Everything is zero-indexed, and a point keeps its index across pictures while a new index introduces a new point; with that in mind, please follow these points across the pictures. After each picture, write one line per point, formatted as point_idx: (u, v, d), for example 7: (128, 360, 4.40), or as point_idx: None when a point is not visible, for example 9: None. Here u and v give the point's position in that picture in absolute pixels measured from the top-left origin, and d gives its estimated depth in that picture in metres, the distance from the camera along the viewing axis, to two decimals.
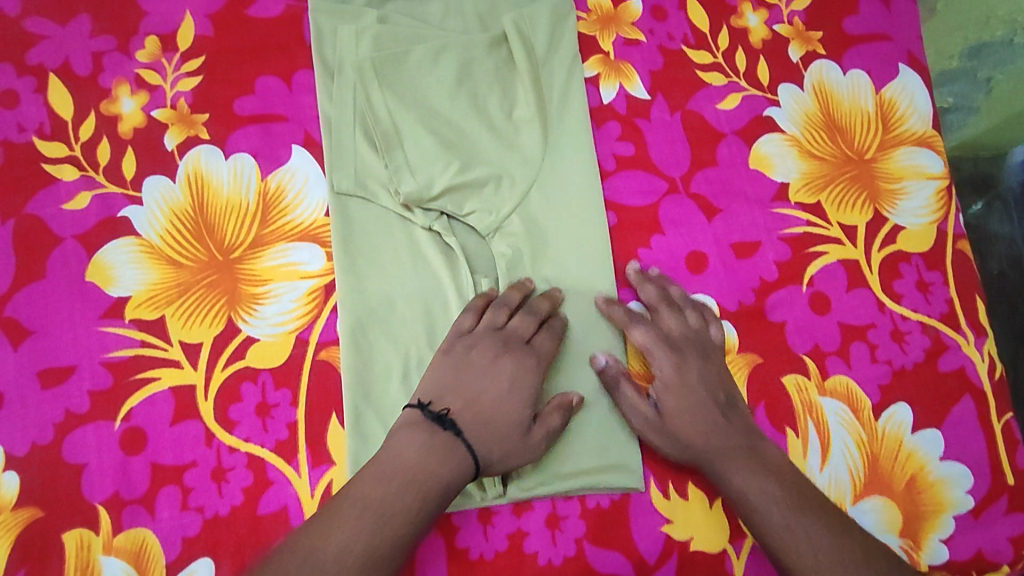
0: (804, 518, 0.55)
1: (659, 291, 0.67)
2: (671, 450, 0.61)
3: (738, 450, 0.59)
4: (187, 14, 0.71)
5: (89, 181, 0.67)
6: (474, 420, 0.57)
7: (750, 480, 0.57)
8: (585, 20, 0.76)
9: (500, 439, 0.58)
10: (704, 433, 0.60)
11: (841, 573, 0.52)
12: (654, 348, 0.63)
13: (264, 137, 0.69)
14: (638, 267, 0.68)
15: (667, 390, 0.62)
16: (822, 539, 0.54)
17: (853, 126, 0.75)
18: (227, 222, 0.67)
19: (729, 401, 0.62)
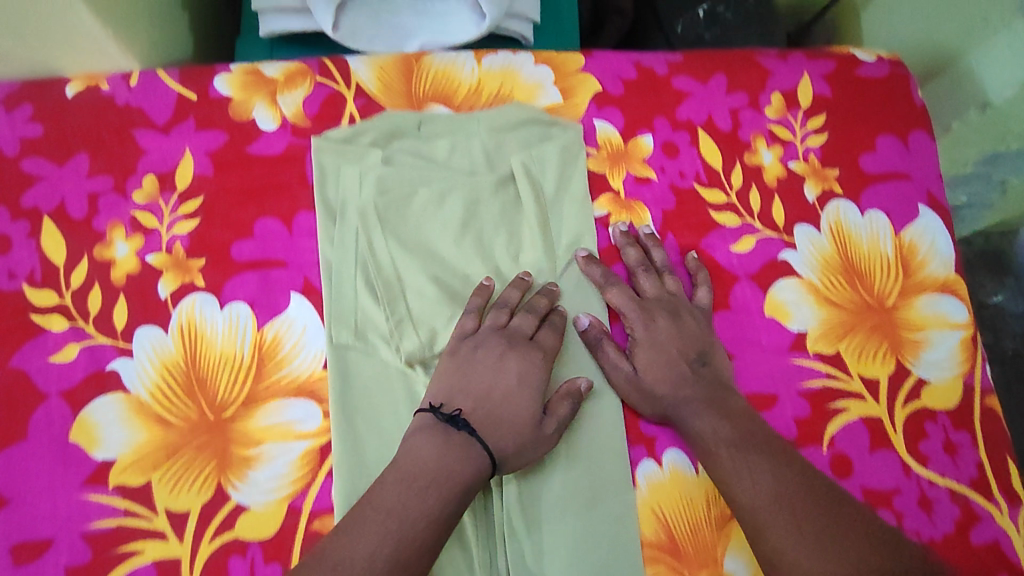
0: (750, 456, 0.59)
1: (640, 255, 0.70)
2: (648, 410, 0.64)
3: (700, 399, 0.63)
4: (186, 150, 0.69)
5: (78, 331, 0.64)
6: (483, 413, 0.59)
7: (708, 423, 0.61)
8: (595, 156, 0.74)
9: (514, 431, 0.59)
10: (674, 382, 0.64)
11: (780, 501, 0.56)
12: (628, 309, 0.67)
13: (262, 285, 0.66)
14: (621, 230, 0.71)
15: (641, 348, 0.65)
16: (769, 482, 0.57)
17: (872, 271, 0.73)
18: (220, 375, 0.64)
19: (703, 356, 0.65)
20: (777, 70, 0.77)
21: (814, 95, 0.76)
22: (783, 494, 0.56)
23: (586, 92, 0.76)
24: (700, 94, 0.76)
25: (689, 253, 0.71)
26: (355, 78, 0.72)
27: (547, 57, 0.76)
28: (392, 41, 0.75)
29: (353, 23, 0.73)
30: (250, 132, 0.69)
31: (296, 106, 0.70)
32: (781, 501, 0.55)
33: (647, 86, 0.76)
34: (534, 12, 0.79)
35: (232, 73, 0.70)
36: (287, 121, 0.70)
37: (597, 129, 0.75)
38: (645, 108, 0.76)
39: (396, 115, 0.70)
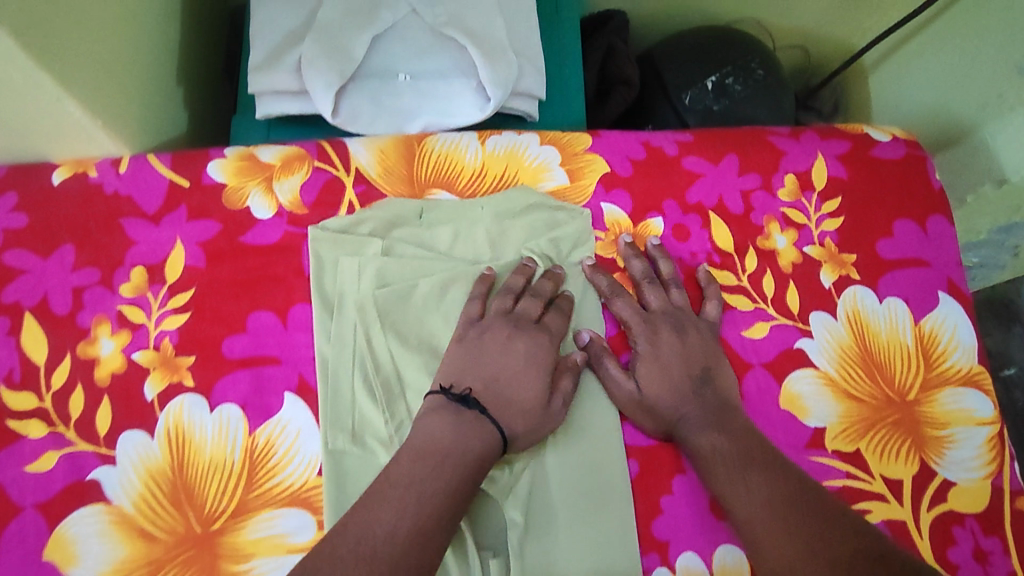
0: (745, 472, 0.57)
1: (646, 266, 0.69)
2: (651, 427, 0.64)
3: (700, 414, 0.62)
4: (177, 241, 0.66)
5: (57, 438, 0.60)
6: (492, 394, 0.59)
7: (707, 440, 0.60)
8: (602, 240, 0.71)
9: (523, 411, 0.59)
10: (675, 398, 0.63)
11: (771, 504, 0.55)
12: (632, 321, 0.66)
13: (255, 384, 0.63)
14: (626, 241, 0.70)
15: (643, 362, 0.65)
16: (761, 487, 0.56)
17: (892, 361, 0.69)
18: (208, 483, 0.59)
19: (707, 372, 0.64)
20: (791, 151, 0.76)
21: (829, 177, 0.75)
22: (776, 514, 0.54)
23: (593, 173, 0.73)
24: (712, 175, 0.74)
25: (698, 265, 0.71)
26: (355, 163, 0.70)
27: (553, 138, 0.74)
28: (393, 122, 0.74)
29: (353, 105, 0.74)
30: (244, 222, 0.67)
31: (292, 193, 0.68)
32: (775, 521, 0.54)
33: (656, 166, 0.74)
34: (539, 91, 0.79)
35: (227, 159, 0.69)
36: (283, 208, 0.68)
37: (605, 211, 0.72)
38: (655, 189, 0.73)
39: (396, 203, 0.69)
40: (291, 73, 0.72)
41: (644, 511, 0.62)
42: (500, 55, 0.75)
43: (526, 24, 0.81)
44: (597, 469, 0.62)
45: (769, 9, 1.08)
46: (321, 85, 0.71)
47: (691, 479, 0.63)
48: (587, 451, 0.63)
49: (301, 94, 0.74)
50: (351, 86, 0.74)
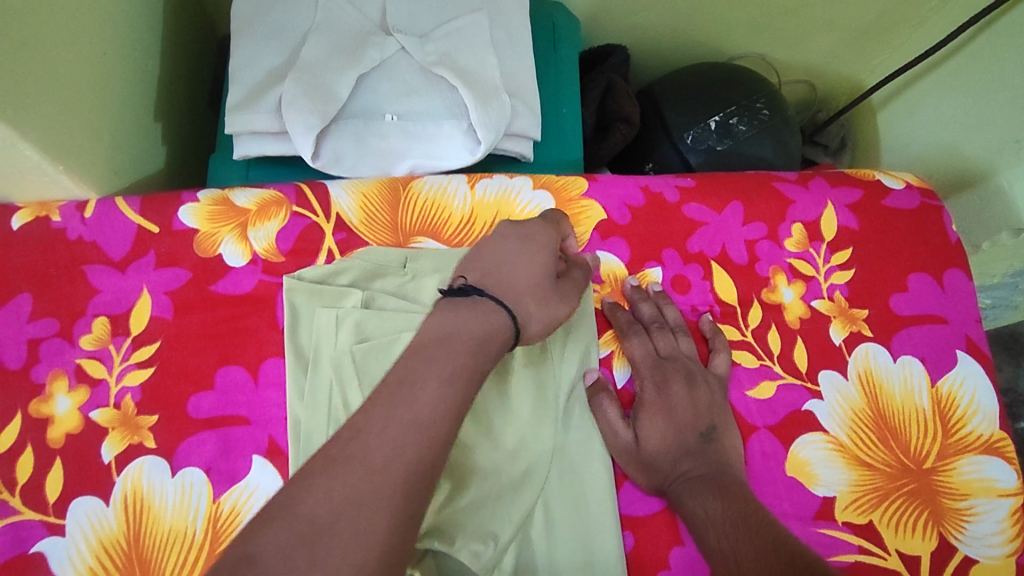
0: (737, 541, 0.51)
1: (655, 309, 0.66)
2: (645, 483, 0.59)
3: (699, 475, 0.57)
4: (144, 291, 0.63)
5: (0, 506, 0.55)
6: (495, 279, 0.53)
7: (700, 503, 0.55)
8: (597, 292, 0.67)
9: (528, 287, 0.54)
10: (673, 454, 0.59)
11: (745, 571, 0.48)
12: (642, 363, 0.63)
13: (221, 447, 0.58)
14: (633, 284, 0.67)
15: (646, 411, 0.61)
16: (745, 554, 0.49)
17: (908, 427, 0.65)
18: (165, 555, 0.55)
19: (712, 430, 0.60)
20: (798, 199, 0.72)
21: (839, 227, 0.72)
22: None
23: (588, 220, 0.69)
24: (715, 223, 0.70)
25: (703, 315, 0.67)
26: (337, 207, 0.67)
27: (546, 181, 0.71)
28: (378, 164, 0.71)
29: (337, 146, 0.70)
30: (216, 269, 0.64)
31: (268, 240, 0.65)
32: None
33: (655, 213, 0.70)
34: (534, 132, 0.76)
35: (200, 203, 0.66)
36: (258, 256, 0.64)
37: (601, 260, 0.68)
38: (653, 237, 0.69)
39: (379, 252, 0.65)
40: (271, 114, 0.69)
41: None
42: (492, 96, 0.72)
43: (520, 63, 0.78)
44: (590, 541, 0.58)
45: (774, 45, 1.05)
46: (303, 127, 0.67)
47: (690, 551, 0.58)
48: (579, 524, 0.58)
49: (281, 134, 0.70)
50: (335, 126, 0.71)
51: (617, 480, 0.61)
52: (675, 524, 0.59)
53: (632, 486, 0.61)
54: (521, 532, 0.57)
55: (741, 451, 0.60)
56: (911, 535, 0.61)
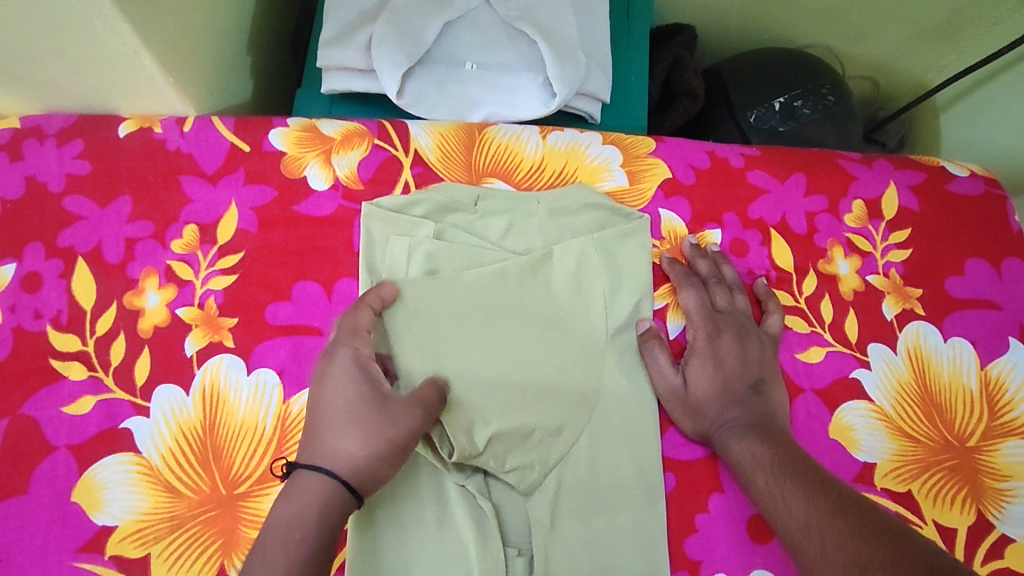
0: (787, 483, 0.54)
1: (711, 267, 0.68)
2: (690, 427, 0.61)
3: (746, 422, 0.59)
4: (232, 205, 0.67)
5: (95, 383, 0.60)
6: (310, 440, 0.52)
7: (746, 448, 0.57)
8: (657, 248, 0.69)
9: (339, 438, 0.51)
10: (720, 402, 0.61)
11: (810, 523, 0.51)
12: (695, 315, 0.65)
13: (294, 352, 0.62)
14: (690, 242, 0.69)
15: (695, 358, 0.63)
16: (802, 505, 0.52)
17: (953, 405, 0.65)
18: (237, 445, 0.58)
19: (760, 383, 0.62)
20: (861, 177, 0.73)
21: (900, 207, 0.73)
22: (822, 525, 0.50)
23: (654, 178, 0.71)
24: (777, 192, 0.72)
25: (758, 278, 0.69)
26: (414, 144, 0.70)
27: (614, 139, 0.73)
28: (455, 109, 0.75)
29: (418, 89, 0.74)
30: (299, 191, 0.68)
31: (350, 167, 0.69)
32: (821, 534, 0.50)
33: (719, 177, 0.72)
34: (605, 93, 0.79)
35: (289, 128, 0.70)
36: (339, 182, 0.68)
37: (662, 217, 0.70)
38: (715, 200, 0.71)
39: (452, 188, 0.68)
40: (360, 52, 0.72)
41: (677, 526, 0.59)
42: (571, 53, 0.75)
43: (597, 25, 0.80)
44: (636, 475, 0.60)
45: (842, 37, 1.06)
46: (390, 66, 0.71)
47: (729, 497, 0.60)
48: (623, 460, 0.60)
49: (367, 73, 0.74)
50: (417, 69, 0.75)
51: (663, 425, 0.63)
52: (717, 471, 0.61)
53: (677, 432, 0.63)
54: (567, 461, 0.60)
55: (786, 407, 0.62)
56: (949, 511, 0.62)
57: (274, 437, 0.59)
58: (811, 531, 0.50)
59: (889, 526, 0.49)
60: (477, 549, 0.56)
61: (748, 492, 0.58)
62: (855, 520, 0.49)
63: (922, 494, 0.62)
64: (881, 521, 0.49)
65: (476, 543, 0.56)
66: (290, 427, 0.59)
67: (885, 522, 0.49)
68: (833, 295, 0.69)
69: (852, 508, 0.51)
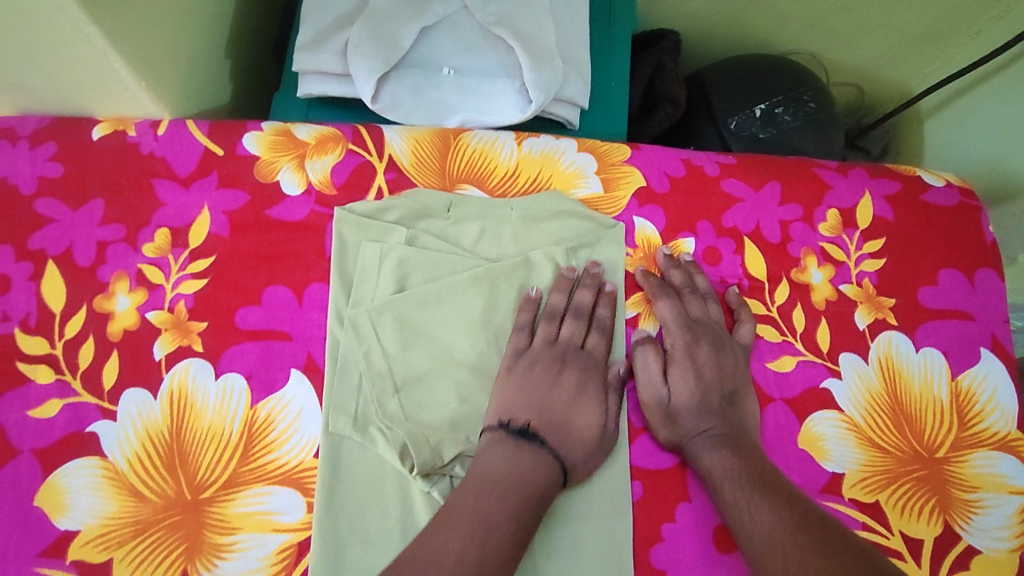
0: (754, 496, 0.54)
1: (686, 277, 0.68)
2: (663, 436, 0.61)
3: (717, 434, 0.59)
4: (205, 208, 0.67)
5: (63, 386, 0.60)
6: (546, 423, 0.59)
7: (718, 459, 0.58)
8: (630, 256, 0.69)
9: (581, 433, 0.59)
10: (694, 411, 0.61)
11: (775, 540, 0.51)
12: (672, 324, 0.65)
13: (263, 357, 0.62)
14: (665, 252, 0.69)
15: (674, 367, 0.63)
16: (768, 521, 0.52)
17: (924, 415, 0.65)
18: (204, 449, 0.58)
19: (734, 395, 0.62)
20: (837, 186, 0.73)
21: (874, 216, 0.73)
22: (785, 539, 0.50)
23: (628, 186, 0.71)
24: (752, 201, 0.72)
25: (731, 287, 0.69)
26: (389, 149, 0.70)
27: (590, 146, 0.73)
28: (431, 114, 0.75)
29: (394, 93, 0.74)
30: (272, 195, 0.68)
31: (323, 172, 0.69)
32: (784, 549, 0.50)
33: (694, 185, 0.72)
34: (582, 99, 0.79)
35: (264, 132, 0.70)
36: (313, 186, 0.68)
37: (636, 225, 0.70)
38: (690, 208, 0.71)
39: (425, 193, 0.68)
40: (336, 56, 0.73)
41: (643, 536, 0.59)
42: (547, 59, 0.75)
43: (576, 32, 0.80)
44: (605, 484, 0.60)
45: (826, 44, 1.06)
46: (365, 70, 0.71)
47: (696, 507, 0.60)
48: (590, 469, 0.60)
49: (343, 77, 0.74)
50: (394, 73, 0.75)
51: (633, 433, 0.63)
52: (685, 480, 0.61)
53: (647, 440, 0.63)
54: None
55: (756, 418, 0.62)
56: (917, 521, 0.61)
57: (240, 441, 0.59)
58: (774, 546, 0.51)
59: (850, 544, 0.49)
60: None
61: (716, 503, 0.58)
62: (818, 537, 0.50)
63: (890, 504, 0.62)
64: (844, 538, 0.50)
65: None
66: (255, 433, 0.59)
67: (845, 540, 0.49)
68: (806, 305, 0.69)
69: (816, 524, 0.51)
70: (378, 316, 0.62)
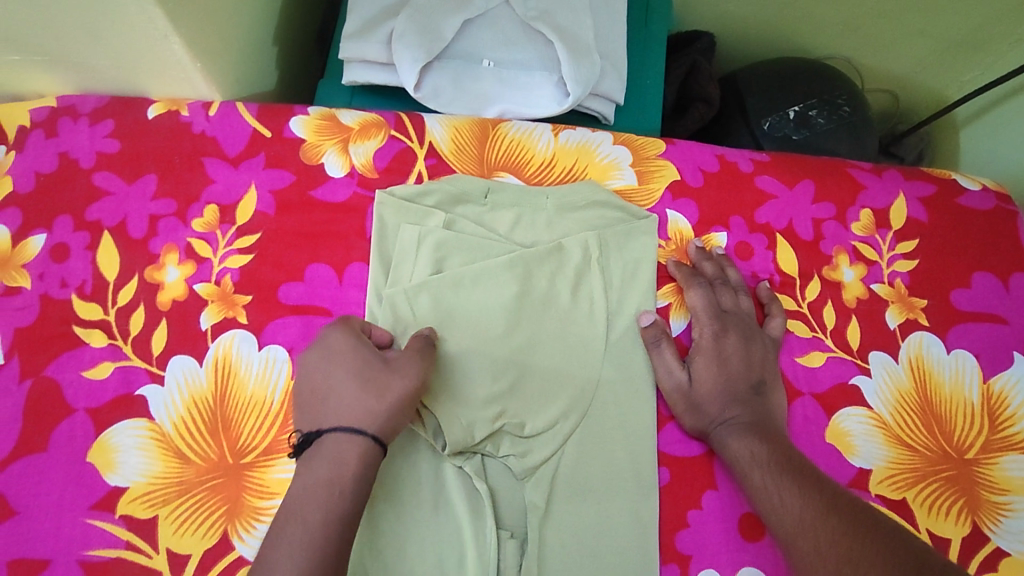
0: (783, 481, 0.55)
1: (717, 269, 0.69)
2: (690, 423, 0.62)
3: (745, 422, 0.60)
4: (252, 187, 0.69)
5: (115, 350, 0.63)
6: (324, 409, 0.54)
7: (745, 446, 0.58)
8: (662, 248, 0.70)
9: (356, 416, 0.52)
10: (722, 400, 0.62)
11: (804, 522, 0.51)
12: (702, 314, 0.66)
13: (304, 331, 0.64)
14: (696, 245, 0.70)
15: (702, 356, 0.64)
16: (798, 504, 0.53)
17: (953, 416, 0.65)
18: (245, 416, 0.61)
19: (762, 384, 0.63)
20: (870, 186, 0.74)
21: (908, 217, 0.73)
22: (817, 522, 0.51)
23: (663, 179, 0.72)
24: (785, 198, 0.72)
25: (762, 282, 0.69)
26: (429, 136, 0.72)
27: (625, 139, 0.75)
28: (471, 104, 0.77)
29: (436, 83, 0.76)
30: (316, 176, 0.70)
31: (366, 156, 0.71)
32: (815, 531, 0.50)
33: (727, 181, 0.73)
34: (618, 95, 0.80)
35: (310, 116, 0.72)
36: (355, 169, 0.70)
37: (669, 218, 0.71)
38: (723, 203, 0.72)
39: (464, 180, 0.70)
40: (381, 45, 0.75)
41: (669, 521, 0.60)
42: (585, 54, 0.76)
43: (614, 29, 0.82)
44: (633, 468, 0.61)
45: (862, 50, 1.06)
46: (409, 59, 0.73)
47: (723, 495, 0.61)
48: (617, 453, 0.61)
49: (387, 65, 0.76)
50: (436, 63, 0.77)
51: (662, 420, 0.64)
52: (712, 469, 0.62)
53: (675, 427, 0.63)
54: (562, 451, 0.61)
55: (785, 410, 0.63)
56: (944, 521, 0.61)
57: (280, 411, 0.61)
58: (805, 528, 0.51)
59: (881, 525, 0.49)
60: (472, 530, 0.57)
61: (743, 489, 0.59)
62: (849, 518, 0.50)
63: (917, 503, 0.62)
64: (874, 518, 0.50)
65: (472, 528, 0.57)
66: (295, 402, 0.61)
67: (876, 521, 0.50)
68: (836, 303, 0.69)
69: (847, 507, 0.51)
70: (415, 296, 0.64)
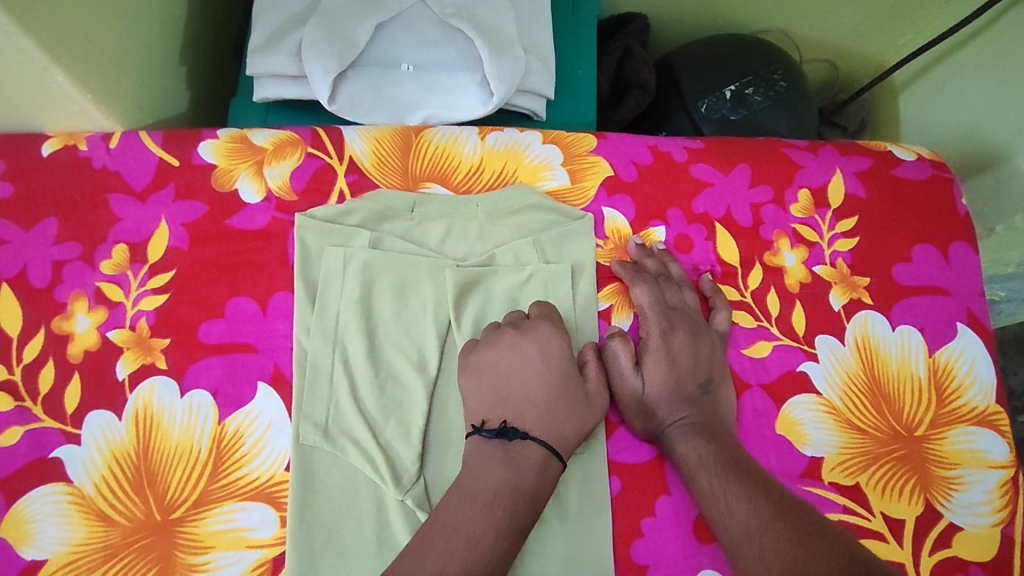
0: (730, 484, 0.54)
1: (658, 265, 0.67)
2: (641, 427, 0.60)
3: (695, 424, 0.59)
4: (162, 221, 0.65)
5: (23, 412, 0.59)
6: (512, 405, 0.57)
7: (692, 448, 0.57)
8: (601, 249, 0.68)
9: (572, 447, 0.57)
10: (672, 400, 0.60)
11: (754, 531, 0.50)
12: (649, 311, 0.64)
13: (228, 371, 0.61)
14: (636, 242, 0.68)
15: (651, 356, 0.62)
16: (745, 509, 0.52)
17: (902, 394, 0.65)
18: (172, 468, 0.57)
19: (710, 382, 0.61)
20: (807, 165, 0.72)
21: (846, 194, 0.72)
22: (762, 527, 0.50)
23: (595, 176, 0.70)
24: (721, 185, 0.71)
25: (703, 274, 0.68)
26: (350, 151, 0.69)
27: (555, 136, 0.72)
28: (392, 111, 0.73)
29: (352, 93, 0.72)
30: (231, 204, 0.66)
31: (282, 178, 0.67)
32: (761, 537, 0.49)
33: (661, 172, 0.71)
34: (546, 89, 0.77)
35: (219, 139, 0.68)
36: (272, 193, 0.66)
37: (606, 216, 0.69)
38: (659, 196, 0.70)
39: (388, 195, 0.67)
40: (290, 57, 0.71)
41: (622, 531, 0.58)
42: (507, 50, 0.73)
43: (537, 20, 0.79)
44: (582, 483, 0.59)
45: (798, 22, 1.04)
46: (320, 70, 0.69)
47: (675, 500, 0.60)
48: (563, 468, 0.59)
49: (299, 78, 0.72)
50: (350, 72, 0.73)
51: (611, 426, 0.62)
52: (663, 473, 0.60)
53: (624, 433, 0.62)
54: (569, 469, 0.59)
55: (733, 407, 0.62)
56: (896, 502, 0.61)
57: (208, 459, 0.58)
58: (752, 535, 0.50)
59: (822, 529, 0.49)
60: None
61: (693, 493, 0.57)
62: (794, 522, 0.49)
63: (871, 487, 0.61)
64: (818, 522, 0.50)
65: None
66: (224, 445, 0.58)
67: (818, 525, 0.49)
68: (780, 290, 0.68)
69: (791, 510, 0.50)
70: (352, 320, 0.62)
